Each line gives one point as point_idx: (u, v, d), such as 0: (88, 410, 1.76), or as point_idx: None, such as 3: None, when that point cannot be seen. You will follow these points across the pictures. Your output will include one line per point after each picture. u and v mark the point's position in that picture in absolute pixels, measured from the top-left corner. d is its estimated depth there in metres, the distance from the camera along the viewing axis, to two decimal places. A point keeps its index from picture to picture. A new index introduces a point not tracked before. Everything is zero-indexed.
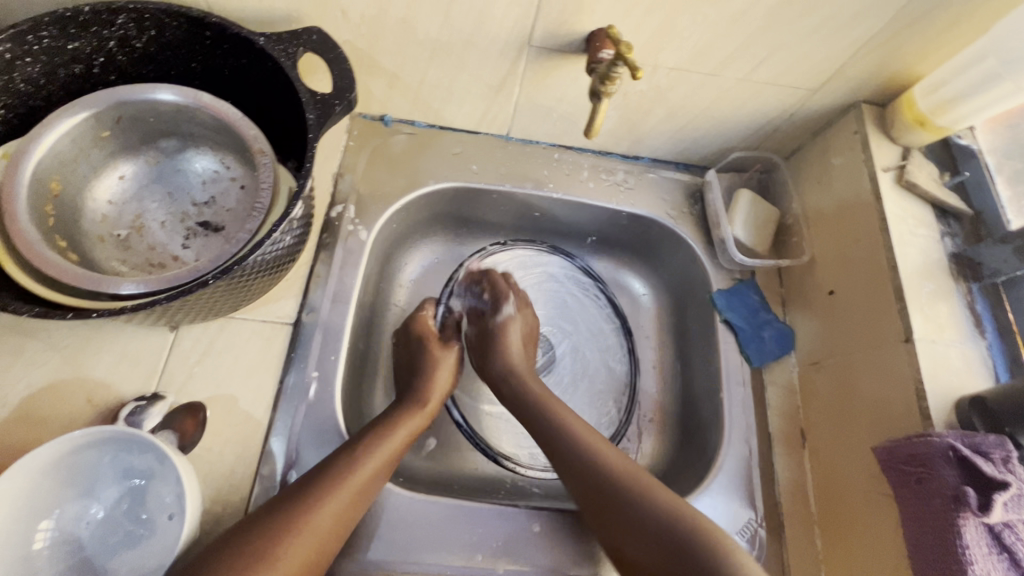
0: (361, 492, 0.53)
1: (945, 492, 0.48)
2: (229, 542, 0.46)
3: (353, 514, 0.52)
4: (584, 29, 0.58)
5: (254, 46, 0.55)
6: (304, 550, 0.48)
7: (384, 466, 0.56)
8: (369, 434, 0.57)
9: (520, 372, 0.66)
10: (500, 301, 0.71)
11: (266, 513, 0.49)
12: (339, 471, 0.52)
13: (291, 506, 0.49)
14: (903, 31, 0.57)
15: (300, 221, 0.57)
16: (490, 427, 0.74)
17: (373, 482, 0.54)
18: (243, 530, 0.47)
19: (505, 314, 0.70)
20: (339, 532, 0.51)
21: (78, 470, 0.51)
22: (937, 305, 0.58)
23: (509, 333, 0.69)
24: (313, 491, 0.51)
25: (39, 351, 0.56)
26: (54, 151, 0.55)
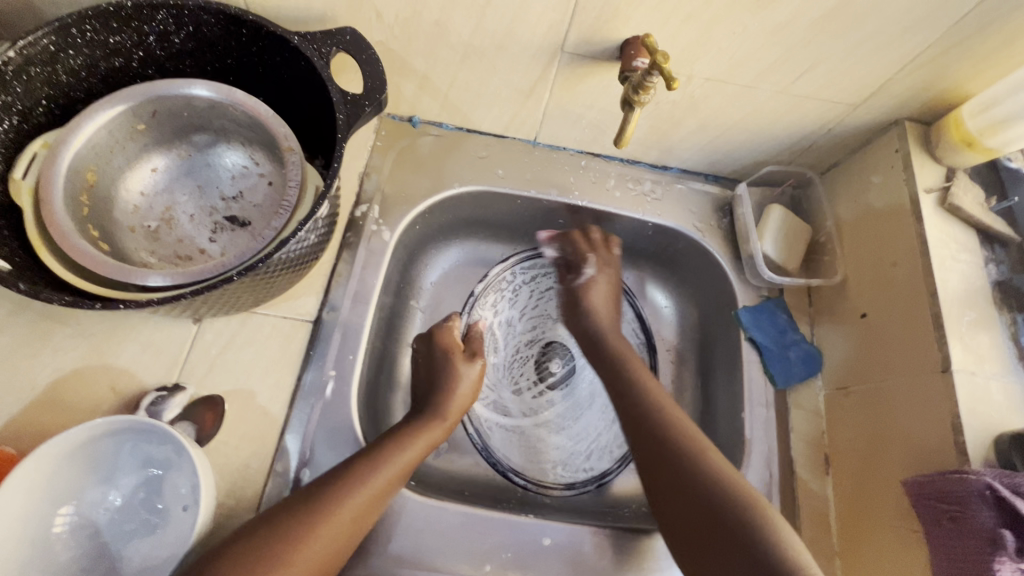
0: (374, 501, 0.52)
1: (980, 533, 0.46)
2: (238, 539, 0.47)
3: (367, 519, 0.52)
4: (618, 37, 0.57)
5: (288, 45, 0.56)
6: (316, 554, 0.48)
7: (400, 475, 0.55)
8: (383, 441, 0.56)
9: (605, 330, 0.70)
10: (580, 264, 0.75)
11: (278, 511, 0.49)
12: (352, 475, 0.52)
13: (304, 505, 0.49)
14: (953, 47, 0.55)
15: (326, 220, 0.58)
16: (505, 437, 0.73)
17: (389, 488, 0.54)
18: (254, 529, 0.47)
19: (586, 276, 0.74)
20: (352, 536, 0.51)
21: (99, 455, 0.52)
22: (979, 336, 0.55)
23: (592, 293, 0.73)
24: (326, 492, 0.51)
25: (67, 337, 0.57)
26: (91, 142, 0.56)
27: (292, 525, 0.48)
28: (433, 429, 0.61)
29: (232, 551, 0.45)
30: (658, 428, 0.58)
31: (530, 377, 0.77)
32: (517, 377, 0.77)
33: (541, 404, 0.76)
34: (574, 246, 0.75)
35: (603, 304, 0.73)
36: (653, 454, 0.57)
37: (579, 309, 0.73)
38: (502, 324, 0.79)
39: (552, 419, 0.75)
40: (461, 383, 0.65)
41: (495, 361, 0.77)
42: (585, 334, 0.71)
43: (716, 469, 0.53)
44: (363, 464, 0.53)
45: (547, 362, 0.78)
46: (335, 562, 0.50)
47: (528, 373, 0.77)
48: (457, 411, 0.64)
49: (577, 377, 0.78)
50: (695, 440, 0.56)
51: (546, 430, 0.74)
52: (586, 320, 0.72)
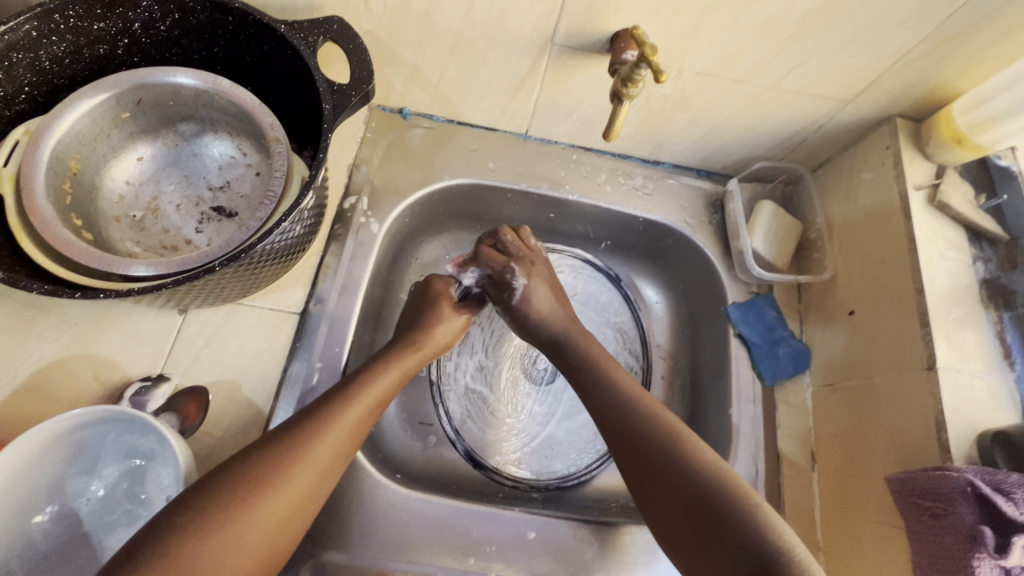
0: (354, 428, 0.53)
1: (960, 530, 0.46)
2: (174, 512, 0.44)
3: (322, 484, 0.50)
4: (609, 29, 0.56)
5: (274, 33, 0.55)
6: (267, 521, 0.46)
7: (352, 436, 0.52)
8: (329, 399, 0.53)
9: (560, 333, 0.66)
10: (509, 277, 0.68)
11: (219, 475, 0.46)
12: (297, 439, 0.49)
13: (250, 468, 0.47)
14: (945, 43, 0.54)
15: (312, 212, 0.57)
16: (498, 447, 0.72)
17: (342, 453, 0.51)
18: (195, 497, 0.44)
19: (523, 284, 0.67)
20: (308, 503, 0.49)
21: (81, 446, 0.52)
22: (964, 333, 0.55)
23: (534, 299, 0.67)
24: (271, 456, 0.48)
25: (51, 327, 0.57)
26: (74, 130, 0.56)
27: (236, 492, 0.45)
28: (385, 379, 0.57)
29: (169, 528, 0.42)
30: (632, 414, 0.56)
31: (522, 392, 0.75)
32: (511, 401, 0.74)
33: (540, 402, 0.75)
34: (490, 263, 0.68)
35: (548, 306, 0.68)
36: (624, 441, 0.55)
37: (529, 325, 0.67)
38: (471, 335, 0.76)
39: (557, 407, 0.75)
40: (438, 329, 0.65)
41: (467, 376, 0.74)
42: (547, 343, 0.66)
43: (693, 452, 0.52)
44: (310, 429, 0.50)
45: (528, 362, 0.77)
46: (299, 521, 0.48)
47: (507, 377, 0.75)
48: (429, 353, 0.64)
49: (565, 363, 0.77)
50: (670, 423, 0.55)
51: (539, 427, 0.74)
52: (540, 330, 0.67)
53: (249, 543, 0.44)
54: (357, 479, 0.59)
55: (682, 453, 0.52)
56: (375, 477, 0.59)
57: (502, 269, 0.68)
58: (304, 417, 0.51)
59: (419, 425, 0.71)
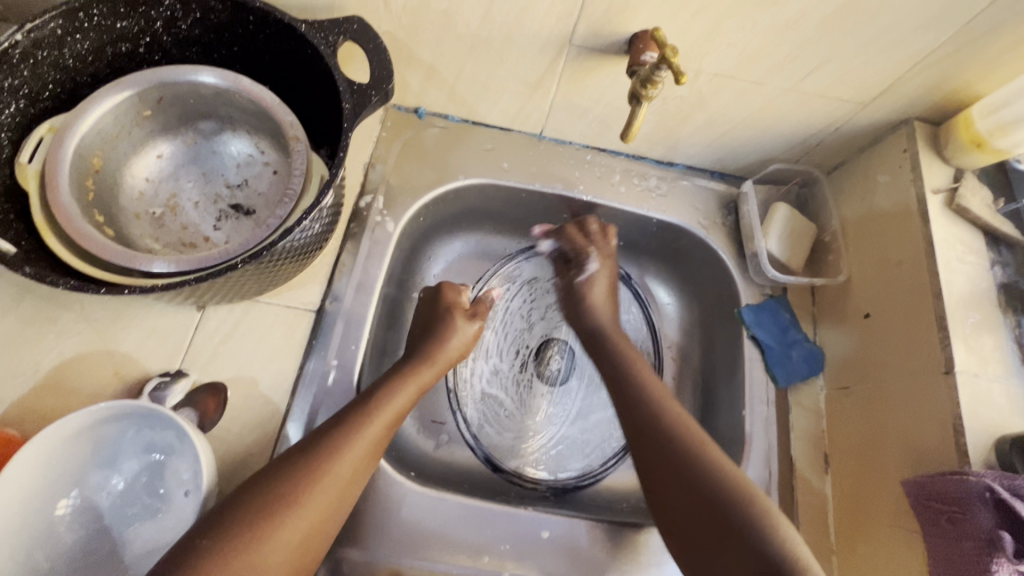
0: (376, 443, 0.53)
1: (978, 534, 0.46)
2: (200, 534, 0.44)
3: (344, 501, 0.50)
4: (627, 30, 0.56)
5: (295, 33, 0.55)
6: (292, 536, 0.46)
7: (370, 453, 0.53)
8: (346, 416, 0.53)
9: (610, 331, 0.68)
10: (584, 258, 0.72)
11: (240, 499, 0.47)
12: (317, 456, 0.50)
13: (272, 485, 0.47)
14: (965, 47, 0.54)
15: (330, 210, 0.58)
16: (515, 450, 0.72)
17: (362, 469, 0.52)
18: (222, 517, 0.45)
19: (589, 272, 0.72)
20: (331, 517, 0.49)
21: (101, 440, 0.52)
22: (982, 338, 0.55)
23: (593, 289, 0.71)
24: (292, 474, 0.48)
25: (72, 322, 0.57)
26: (97, 127, 0.56)
27: (261, 510, 0.46)
28: (399, 395, 0.57)
29: (197, 547, 0.43)
30: (656, 426, 0.56)
31: (536, 393, 0.76)
32: (526, 402, 0.75)
33: (553, 403, 0.75)
34: (569, 241, 0.74)
35: (604, 301, 0.71)
36: (648, 451, 0.56)
37: (582, 310, 0.71)
38: (487, 339, 0.77)
39: (568, 408, 0.76)
40: (451, 341, 0.65)
41: (486, 379, 0.75)
42: (587, 332, 0.69)
43: (716, 463, 0.52)
44: (328, 447, 0.50)
45: (542, 363, 0.77)
46: (323, 539, 0.49)
47: (523, 380, 0.76)
48: (444, 365, 0.64)
49: (578, 363, 0.78)
50: (692, 436, 0.55)
51: (555, 427, 0.74)
52: (590, 316, 0.70)
53: (275, 559, 0.45)
54: (371, 475, 0.59)
55: (703, 460, 0.52)
56: (389, 474, 0.59)
57: (577, 251, 0.73)
58: (322, 434, 0.52)
59: (431, 423, 0.71)
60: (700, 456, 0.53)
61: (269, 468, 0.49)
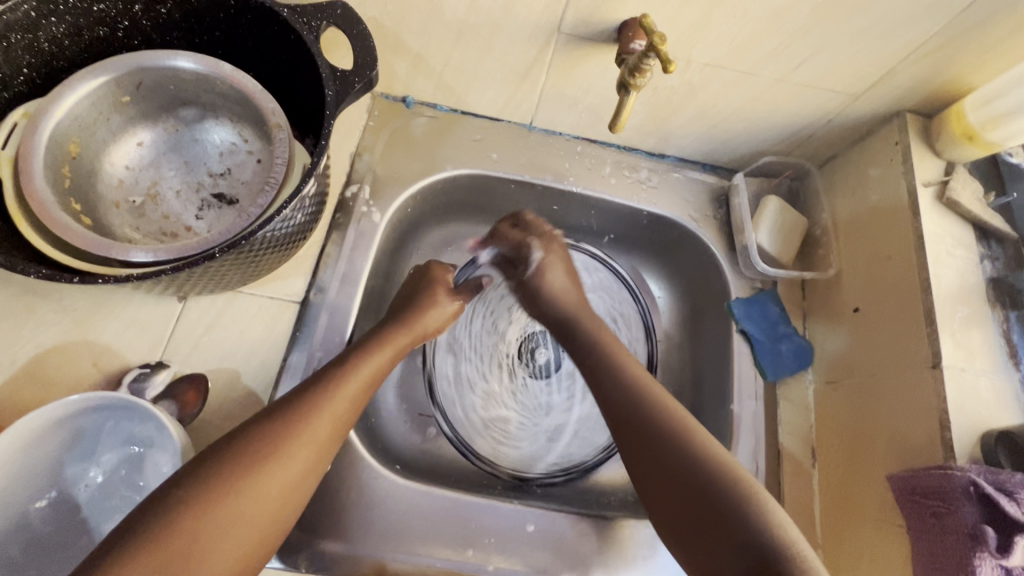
0: (351, 405, 0.53)
1: (962, 529, 0.46)
2: (177, 485, 0.43)
3: (323, 457, 0.50)
4: (616, 19, 0.55)
5: (278, 18, 0.54)
6: (273, 487, 0.46)
7: (346, 414, 0.52)
8: (321, 378, 0.53)
9: (574, 314, 0.67)
10: (527, 251, 0.70)
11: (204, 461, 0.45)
12: (292, 415, 0.49)
13: (248, 439, 0.47)
14: (958, 38, 0.54)
15: (314, 200, 0.57)
16: (514, 451, 0.71)
17: (339, 429, 0.51)
18: (198, 470, 0.44)
19: (536, 260, 0.69)
20: (312, 471, 0.49)
21: (79, 432, 0.51)
22: (970, 332, 0.55)
23: (550, 276, 0.69)
24: (264, 432, 0.47)
25: (50, 312, 0.56)
26: (73, 113, 0.55)
27: (239, 463, 0.45)
28: (375, 361, 0.56)
29: (172, 499, 0.42)
30: (642, 412, 0.55)
31: (524, 382, 0.75)
32: (513, 391, 0.74)
33: (540, 394, 0.75)
34: (509, 238, 0.71)
35: (562, 284, 0.69)
36: (629, 432, 0.55)
37: (540, 299, 0.69)
38: (461, 343, 0.75)
39: (556, 398, 0.75)
40: (430, 314, 0.65)
41: (467, 385, 0.73)
42: (555, 320, 0.67)
43: (700, 444, 0.52)
44: (306, 405, 0.50)
45: (529, 355, 0.76)
46: (294, 505, 0.47)
47: (506, 377, 0.74)
48: (421, 335, 0.64)
49: (564, 354, 0.76)
50: (673, 423, 0.54)
51: (542, 418, 0.73)
52: (550, 305, 0.68)
53: (255, 511, 0.44)
54: (355, 468, 0.58)
55: (686, 440, 0.52)
56: (374, 466, 0.59)
57: (517, 247, 0.70)
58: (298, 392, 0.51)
59: (418, 416, 0.71)
60: (681, 438, 0.52)
61: (243, 424, 0.48)
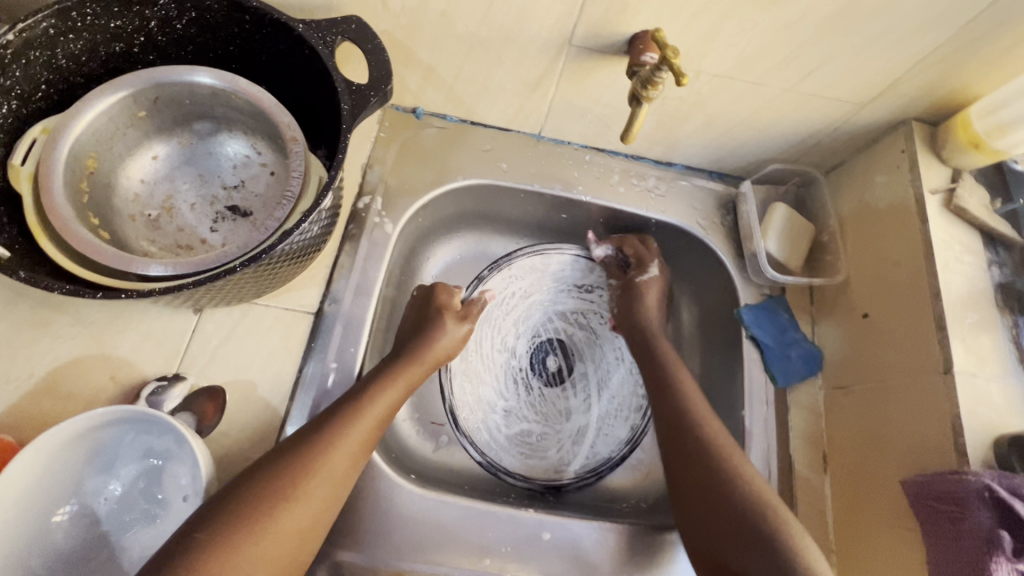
0: (368, 438, 0.53)
1: (977, 533, 0.46)
2: (196, 527, 0.44)
3: (336, 498, 0.50)
4: (627, 31, 0.56)
5: (292, 33, 0.55)
6: (284, 537, 0.46)
7: (362, 448, 0.53)
8: (338, 411, 0.53)
9: (658, 331, 0.70)
10: (646, 261, 0.74)
11: (224, 499, 0.46)
12: (307, 452, 0.49)
13: (264, 481, 0.47)
14: (964, 48, 0.54)
15: (329, 213, 0.57)
16: (540, 461, 0.72)
17: (355, 465, 0.52)
18: (214, 512, 0.45)
19: (649, 275, 0.73)
20: (324, 515, 0.49)
21: (99, 445, 0.51)
22: (980, 337, 0.56)
23: (646, 293, 0.72)
24: (282, 471, 0.48)
25: (67, 325, 0.56)
26: (91, 128, 0.55)
27: (254, 506, 0.46)
28: (390, 394, 0.57)
29: (190, 542, 0.43)
30: (696, 437, 0.57)
31: (535, 394, 0.75)
32: (526, 404, 0.75)
33: (552, 404, 0.75)
34: (635, 249, 0.75)
35: (656, 306, 0.72)
36: (684, 463, 0.57)
37: (633, 309, 0.72)
38: (475, 367, 0.74)
39: (568, 406, 0.75)
40: (439, 343, 0.64)
41: (485, 408, 0.73)
42: (636, 335, 0.71)
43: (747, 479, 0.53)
44: (318, 445, 0.50)
45: (540, 366, 0.77)
46: (311, 543, 0.48)
47: (523, 390, 0.75)
48: (432, 364, 0.64)
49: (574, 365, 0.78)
50: (723, 446, 0.56)
51: (557, 427, 0.74)
52: (637, 317, 0.72)
53: (269, 555, 0.45)
54: (372, 478, 0.59)
55: (737, 474, 0.54)
56: (389, 476, 0.59)
57: (641, 255, 0.74)
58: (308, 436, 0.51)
59: (431, 426, 0.71)
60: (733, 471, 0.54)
61: (250, 472, 0.48)
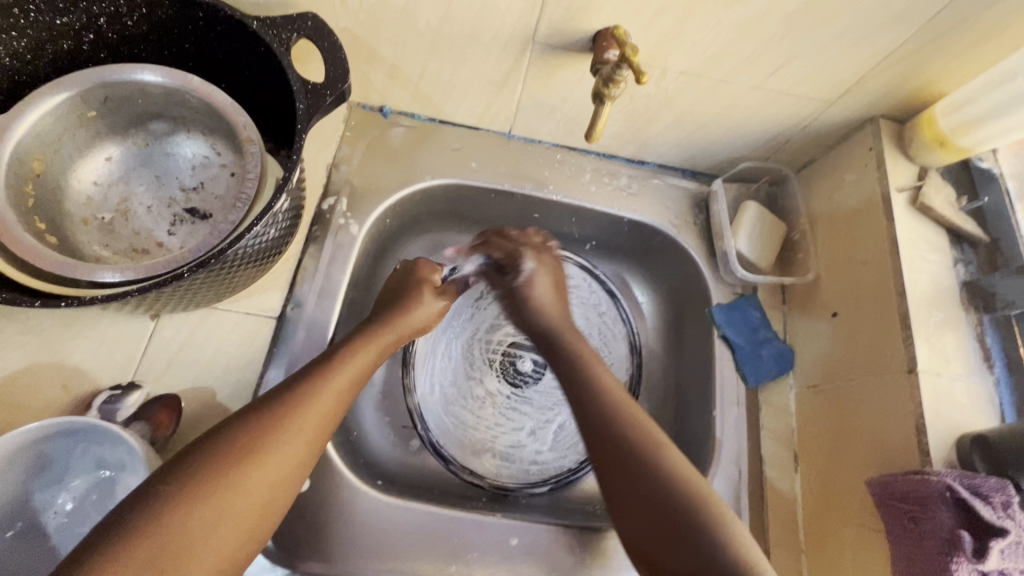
0: (339, 399, 0.51)
1: (938, 534, 0.46)
2: (158, 482, 0.42)
3: (306, 460, 0.48)
4: (590, 28, 0.55)
5: (246, 30, 0.53)
6: (247, 498, 0.43)
7: (333, 409, 0.51)
8: (311, 371, 0.52)
9: (559, 326, 0.65)
10: (517, 258, 0.68)
11: (186, 458, 0.44)
12: (277, 411, 0.47)
13: (231, 438, 0.45)
14: (929, 44, 0.54)
15: (287, 215, 0.56)
16: (523, 462, 0.71)
17: (326, 425, 0.50)
18: (177, 468, 0.43)
19: (526, 270, 0.67)
20: (294, 474, 0.47)
21: (46, 459, 0.50)
22: (945, 336, 0.55)
23: (535, 288, 0.67)
24: (248, 427, 0.46)
25: (16, 333, 0.55)
26: (36, 129, 0.53)
27: (220, 459, 0.43)
28: (362, 357, 0.56)
29: (154, 496, 0.41)
30: (613, 422, 0.53)
31: (507, 394, 0.74)
32: (500, 407, 0.73)
33: (528, 403, 0.74)
34: (502, 247, 0.69)
35: (550, 299, 0.67)
36: (605, 453, 0.51)
37: (525, 308, 0.66)
38: (442, 376, 0.73)
39: (545, 402, 0.75)
40: (414, 313, 0.63)
41: (457, 425, 0.72)
42: (537, 331, 0.65)
43: (672, 466, 0.49)
44: (288, 401, 0.48)
45: (512, 367, 0.75)
46: (277, 505, 0.45)
47: (493, 402, 0.74)
48: (406, 333, 0.62)
49: (547, 362, 0.76)
50: (647, 433, 0.52)
51: (536, 425, 0.73)
52: (530, 315, 0.66)
53: (234, 511, 0.42)
54: (335, 486, 0.57)
55: (660, 459, 0.49)
56: (353, 483, 0.58)
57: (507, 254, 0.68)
58: (223, 455, 0.44)
59: (401, 429, 0.70)
60: (658, 458, 0.50)
61: (148, 494, 0.41)
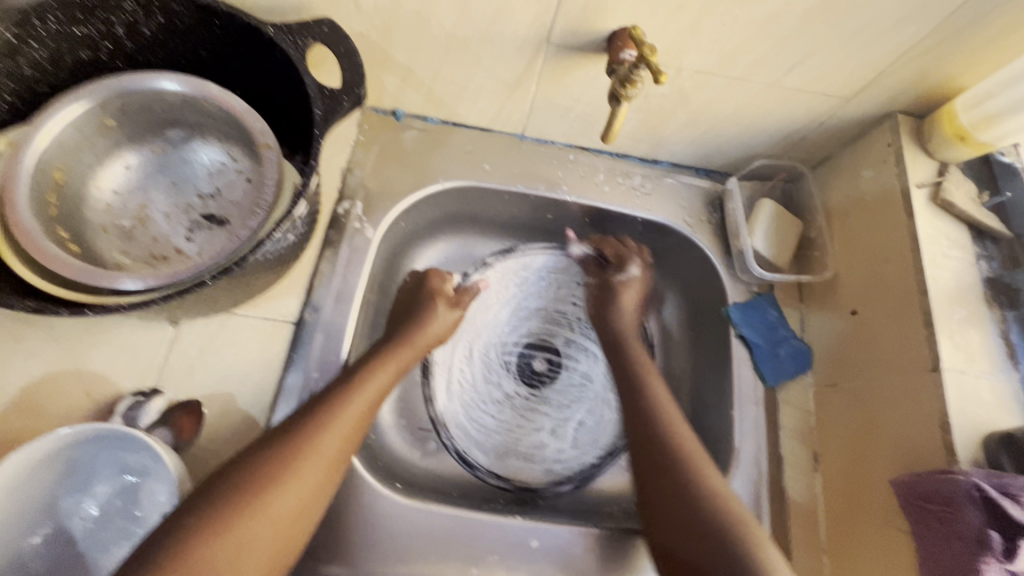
0: (361, 419, 0.53)
1: (967, 534, 0.46)
2: (186, 513, 0.43)
3: (329, 482, 0.49)
4: (606, 28, 0.55)
5: (262, 36, 0.54)
6: (275, 525, 0.45)
7: (355, 430, 0.52)
8: (332, 392, 0.53)
9: None
10: None
11: (212, 487, 0.45)
12: (300, 435, 0.49)
13: (257, 466, 0.46)
14: (949, 38, 0.53)
15: (304, 220, 0.56)
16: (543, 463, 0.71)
17: (348, 446, 0.51)
18: (201, 500, 0.44)
19: None
20: (318, 498, 0.48)
21: (72, 465, 0.50)
22: (969, 333, 0.55)
23: None
24: (273, 453, 0.47)
25: (39, 341, 0.55)
26: (57, 140, 0.54)
27: (245, 490, 0.44)
28: (382, 375, 0.57)
29: (183, 527, 0.42)
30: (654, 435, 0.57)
31: (526, 395, 0.75)
32: (518, 408, 0.74)
33: (546, 404, 0.75)
34: None
35: None
36: (647, 464, 0.56)
37: None
38: (459, 378, 0.74)
39: (563, 401, 0.75)
40: (432, 326, 0.64)
41: (478, 428, 0.72)
42: None
43: (705, 479, 0.53)
44: (310, 426, 0.49)
45: (528, 368, 0.76)
46: (305, 527, 0.47)
47: (512, 404, 0.74)
48: (421, 348, 0.63)
49: (563, 362, 0.77)
50: (688, 450, 0.56)
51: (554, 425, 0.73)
52: None
53: (262, 537, 0.44)
54: (355, 490, 0.58)
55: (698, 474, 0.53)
56: (374, 487, 0.58)
57: None
58: (252, 480, 0.45)
59: (418, 432, 0.70)
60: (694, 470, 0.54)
61: (174, 525, 0.42)
